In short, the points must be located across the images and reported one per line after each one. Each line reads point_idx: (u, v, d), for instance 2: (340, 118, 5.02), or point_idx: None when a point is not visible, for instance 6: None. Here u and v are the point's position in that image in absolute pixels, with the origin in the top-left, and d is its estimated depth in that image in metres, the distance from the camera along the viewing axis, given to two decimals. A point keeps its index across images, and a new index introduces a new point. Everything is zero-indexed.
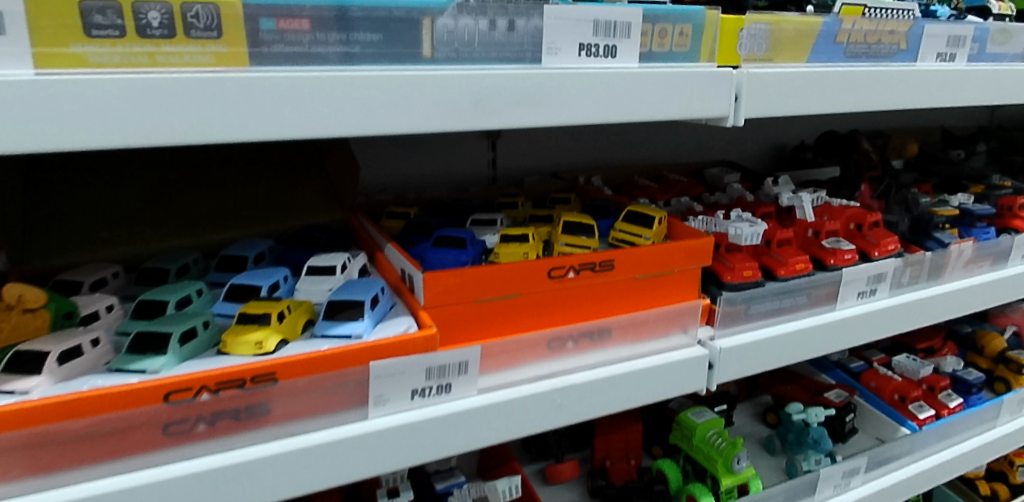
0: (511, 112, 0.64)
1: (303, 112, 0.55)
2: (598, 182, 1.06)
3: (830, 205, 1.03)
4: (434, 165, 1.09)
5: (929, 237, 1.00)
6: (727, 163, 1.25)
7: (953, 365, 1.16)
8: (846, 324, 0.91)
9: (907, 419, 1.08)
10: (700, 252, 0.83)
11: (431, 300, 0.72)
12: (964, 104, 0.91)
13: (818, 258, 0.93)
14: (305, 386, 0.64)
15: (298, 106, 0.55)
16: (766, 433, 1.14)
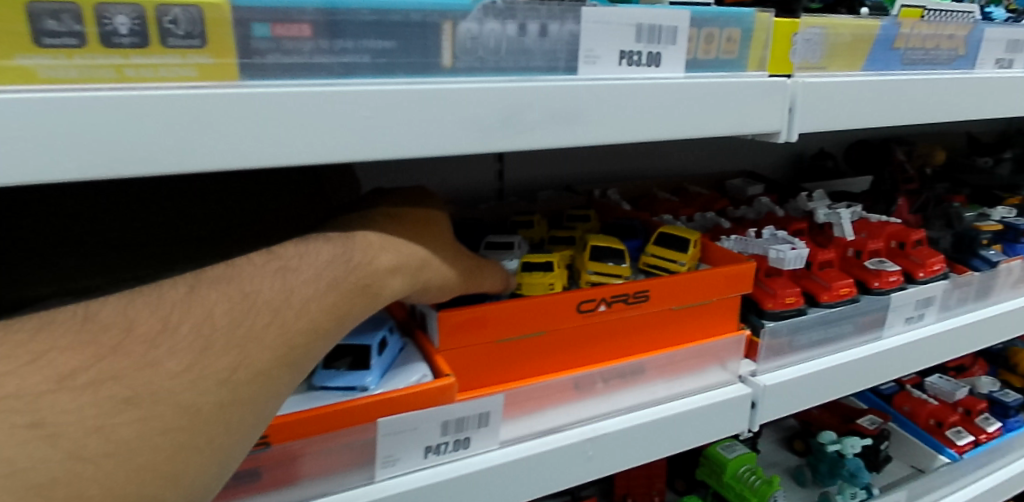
0: (544, 130, 0.55)
1: (305, 135, 0.46)
2: (615, 197, 0.97)
3: (868, 220, 0.95)
4: (438, 176, 0.99)
5: (973, 255, 0.93)
6: (748, 174, 1.16)
7: (989, 386, 1.10)
8: (893, 354, 0.84)
9: (945, 446, 0.99)
10: (741, 279, 0.75)
11: (449, 341, 0.63)
12: (1018, 113, 0.84)
13: (861, 281, 0.86)
14: (304, 448, 0.56)
15: (298, 127, 0.46)
16: (795, 463, 1.04)
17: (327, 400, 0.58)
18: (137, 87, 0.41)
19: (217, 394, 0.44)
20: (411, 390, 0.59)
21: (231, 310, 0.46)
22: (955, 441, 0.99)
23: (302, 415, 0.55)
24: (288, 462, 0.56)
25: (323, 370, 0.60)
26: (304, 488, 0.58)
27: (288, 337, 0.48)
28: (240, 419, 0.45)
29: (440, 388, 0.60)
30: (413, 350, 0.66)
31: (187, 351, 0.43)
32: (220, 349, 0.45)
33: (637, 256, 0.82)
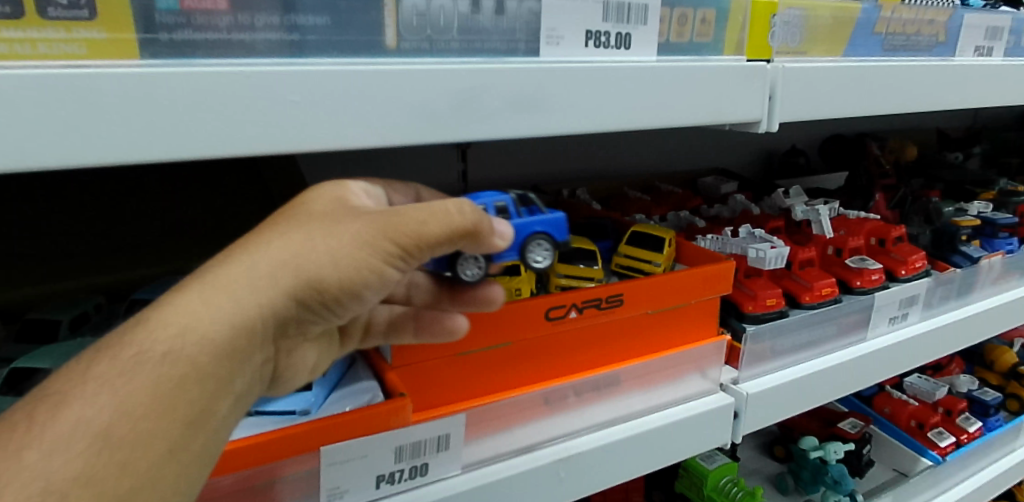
0: (502, 119, 0.49)
1: (223, 124, 0.39)
2: (585, 196, 0.91)
3: (846, 217, 0.90)
4: (393, 177, 0.92)
5: (954, 251, 0.90)
6: (720, 171, 1.11)
7: (967, 384, 1.06)
8: (879, 356, 0.80)
9: (928, 448, 0.94)
10: (720, 279, 0.70)
11: (405, 356, 0.57)
12: (999, 103, 0.81)
13: (841, 280, 0.81)
14: (235, 485, 0.49)
15: (214, 114, 0.38)
16: (776, 470, 0.99)
17: (259, 428, 0.50)
18: (8, 67, 0.33)
19: (87, 424, 0.32)
20: (360, 413, 0.52)
21: (123, 331, 0.35)
22: (936, 442, 0.94)
23: (231, 447, 0.47)
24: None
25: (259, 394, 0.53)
26: None
27: (185, 337, 0.34)
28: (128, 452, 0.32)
29: (393, 409, 0.53)
30: (363, 368, 0.59)
31: (66, 386, 0.33)
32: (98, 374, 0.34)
33: (608, 257, 0.76)
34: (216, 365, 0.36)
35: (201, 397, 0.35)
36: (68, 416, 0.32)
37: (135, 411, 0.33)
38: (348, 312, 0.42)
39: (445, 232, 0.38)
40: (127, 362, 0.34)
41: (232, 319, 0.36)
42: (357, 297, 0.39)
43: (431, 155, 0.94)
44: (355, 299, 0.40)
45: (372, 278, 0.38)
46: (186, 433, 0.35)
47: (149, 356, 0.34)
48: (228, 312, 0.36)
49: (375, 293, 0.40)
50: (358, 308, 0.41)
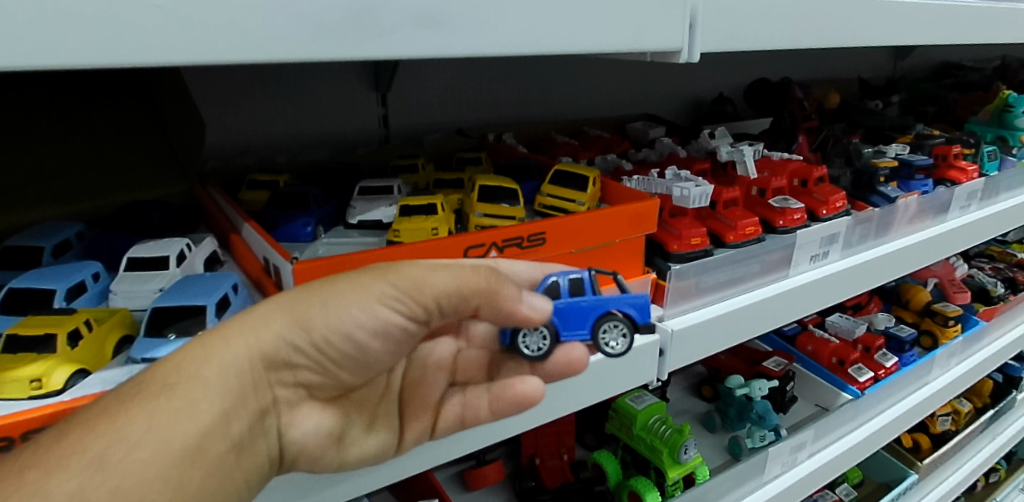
0: (405, 35, 0.42)
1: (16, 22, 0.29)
2: (511, 139, 0.89)
3: (770, 159, 0.91)
4: (309, 120, 0.88)
5: (873, 191, 0.92)
6: (649, 116, 1.11)
7: (885, 321, 1.09)
8: (801, 292, 0.80)
9: (848, 383, 0.98)
10: (644, 218, 0.68)
11: None
12: (926, 43, 0.80)
13: (765, 220, 0.82)
14: None
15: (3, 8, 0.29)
16: (704, 409, 1.01)
17: None
18: None
19: (148, 434, 0.33)
20: None
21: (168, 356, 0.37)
22: (856, 377, 0.98)
23: None
24: None
25: (146, 339, 0.48)
26: None
27: (236, 362, 0.37)
28: (188, 458, 0.34)
29: None
30: None
31: (113, 402, 0.34)
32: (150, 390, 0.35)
33: (532, 198, 0.75)
34: (235, 384, 0.37)
35: (221, 409, 0.36)
36: (113, 416, 0.33)
37: (165, 417, 0.34)
38: (361, 358, 0.43)
39: (450, 280, 0.42)
40: (165, 375, 0.35)
41: (253, 346, 0.38)
42: (361, 335, 0.41)
43: (350, 98, 0.90)
44: (363, 339, 0.41)
45: (371, 314, 0.40)
46: (202, 443, 0.35)
47: (180, 369, 0.35)
48: (251, 341, 0.38)
49: (379, 328, 0.41)
50: (369, 354, 0.43)
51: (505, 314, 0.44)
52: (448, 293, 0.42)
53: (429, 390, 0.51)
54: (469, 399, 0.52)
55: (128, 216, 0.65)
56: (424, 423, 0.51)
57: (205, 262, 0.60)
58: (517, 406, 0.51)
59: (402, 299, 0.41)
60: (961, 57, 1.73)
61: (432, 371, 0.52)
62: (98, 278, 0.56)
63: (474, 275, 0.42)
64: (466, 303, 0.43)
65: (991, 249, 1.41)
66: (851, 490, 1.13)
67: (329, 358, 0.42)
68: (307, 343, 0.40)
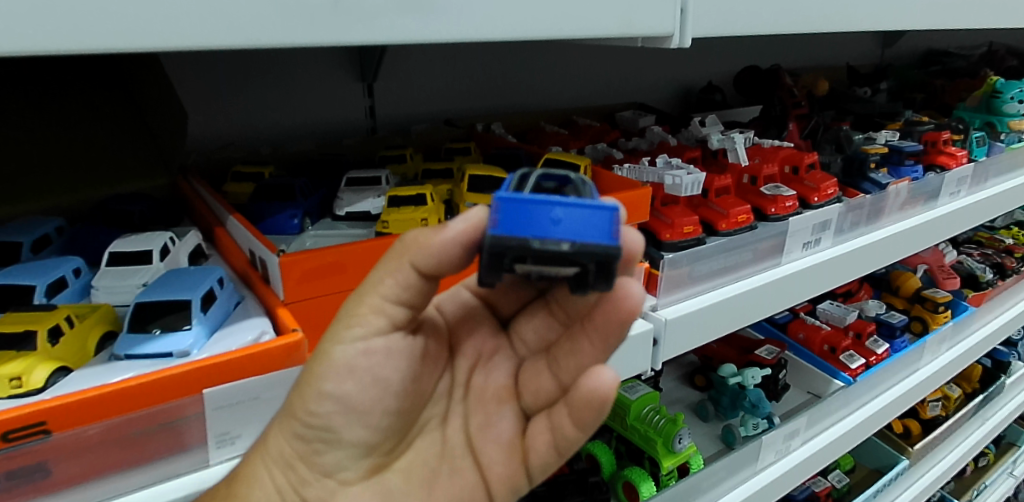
0: (389, 20, 0.40)
1: None
2: (500, 129, 0.88)
3: (761, 146, 0.91)
4: (295, 112, 0.86)
5: (864, 178, 0.92)
6: (639, 105, 1.11)
7: (875, 309, 1.10)
8: (793, 279, 0.79)
9: (840, 371, 0.97)
10: (637, 206, 0.68)
11: (299, 289, 0.51)
12: (916, 28, 0.79)
13: (757, 208, 0.81)
14: (103, 436, 0.42)
15: None
16: (696, 398, 1.01)
17: (130, 371, 0.45)
18: None
19: None
20: (249, 352, 0.46)
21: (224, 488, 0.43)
22: (847, 364, 0.98)
23: (94, 394, 0.41)
24: (81, 455, 0.42)
25: (130, 335, 0.47)
26: (107, 485, 0.44)
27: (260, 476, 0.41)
28: None
29: (287, 349, 0.48)
30: (253, 303, 0.54)
31: None
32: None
33: None
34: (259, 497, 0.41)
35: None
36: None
37: None
38: (363, 420, 0.39)
39: (385, 271, 0.35)
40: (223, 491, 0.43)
41: (264, 457, 0.41)
42: (330, 390, 0.38)
43: (336, 89, 0.88)
44: (339, 395, 0.38)
45: (338, 367, 0.37)
46: None
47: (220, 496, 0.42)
48: (265, 453, 0.41)
49: (343, 374, 0.37)
50: (367, 407, 0.38)
51: (439, 256, 0.33)
52: (390, 278, 0.35)
53: (501, 428, 0.43)
54: (555, 421, 0.40)
55: (109, 210, 0.64)
56: (510, 465, 0.43)
57: (190, 255, 0.59)
58: (594, 406, 0.37)
59: (350, 332, 0.37)
60: (946, 44, 1.74)
61: (494, 406, 0.43)
62: (79, 273, 0.55)
63: (397, 247, 0.35)
64: (413, 276, 0.35)
65: (979, 235, 1.42)
66: (843, 476, 1.14)
67: (327, 433, 0.39)
68: (302, 430, 0.39)
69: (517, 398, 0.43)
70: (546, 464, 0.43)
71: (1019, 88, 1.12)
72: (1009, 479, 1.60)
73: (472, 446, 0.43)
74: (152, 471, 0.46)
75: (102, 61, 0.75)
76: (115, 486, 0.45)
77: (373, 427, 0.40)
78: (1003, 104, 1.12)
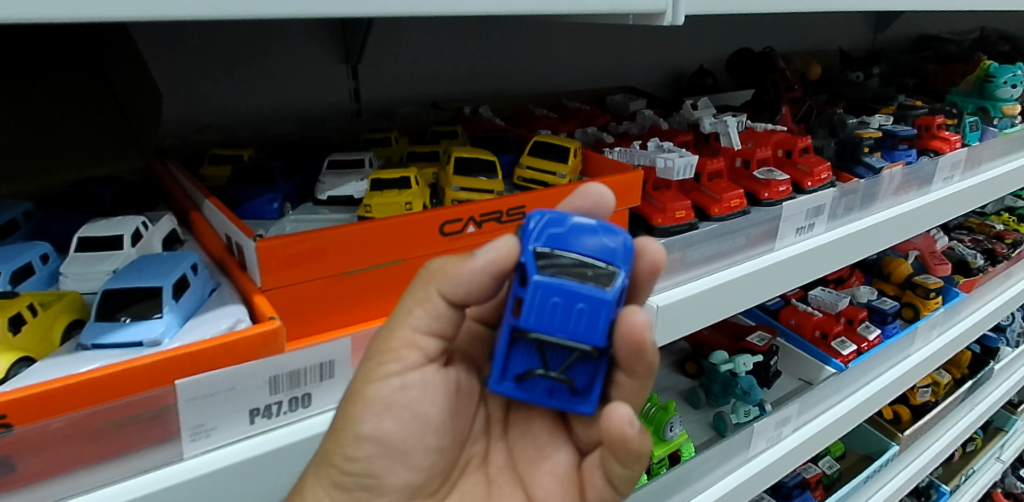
0: None
1: None
2: (488, 112, 0.86)
3: (754, 130, 0.89)
4: (275, 95, 0.84)
5: (857, 162, 0.91)
6: (629, 89, 1.09)
7: (867, 295, 1.09)
8: (786, 265, 0.78)
9: (832, 357, 0.97)
10: (628, 190, 0.66)
11: (278, 276, 0.49)
12: (914, 8, 0.78)
13: (750, 193, 0.80)
14: (68, 430, 0.40)
15: None
16: (687, 386, 1.00)
17: (97, 362, 0.43)
18: None
19: None
20: (224, 341, 0.44)
21: None
22: (839, 351, 0.97)
23: (58, 386, 0.38)
24: (45, 450, 0.40)
25: (98, 323, 0.45)
26: (74, 480, 0.42)
27: None
28: None
29: (264, 338, 0.46)
30: (229, 291, 0.52)
31: None
32: None
33: (511, 172, 0.73)
34: None
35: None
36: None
37: None
38: (399, 459, 0.42)
39: (414, 303, 0.39)
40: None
41: None
42: (367, 430, 0.40)
43: (318, 70, 0.86)
44: (375, 434, 0.40)
45: (370, 404, 0.40)
46: None
47: None
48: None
49: (380, 410, 0.40)
50: (401, 445, 0.41)
51: (465, 286, 0.37)
52: (419, 308, 0.39)
53: (556, 463, 0.46)
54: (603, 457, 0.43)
55: (78, 193, 0.61)
56: (567, 500, 0.46)
57: (164, 241, 0.56)
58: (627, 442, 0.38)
59: (386, 368, 0.40)
60: (938, 29, 1.73)
61: (548, 442, 0.46)
62: (47, 259, 0.53)
63: (423, 280, 0.39)
64: (442, 305, 0.39)
65: (970, 221, 1.42)
66: (833, 462, 1.14)
67: (367, 478, 0.41)
68: (342, 478, 0.41)
69: (569, 433, 0.46)
70: (602, 499, 0.45)
71: (1012, 72, 1.10)
72: (996, 464, 1.61)
73: (522, 482, 0.47)
74: (122, 466, 0.44)
75: (72, 38, 0.72)
76: (82, 482, 0.42)
77: (415, 466, 0.42)
78: (996, 89, 1.11)
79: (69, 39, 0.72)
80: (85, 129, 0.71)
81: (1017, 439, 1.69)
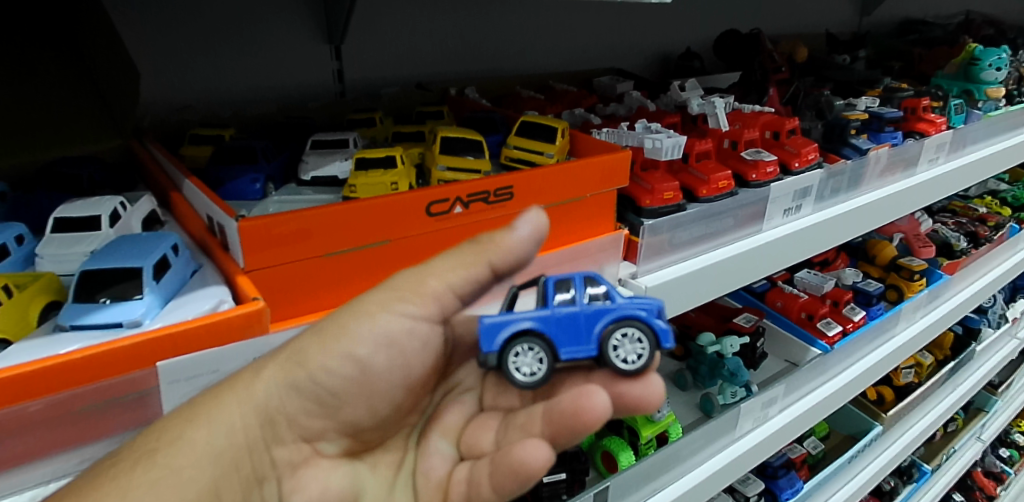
0: None
1: None
2: (474, 93, 0.85)
3: (742, 112, 0.89)
4: (258, 76, 0.82)
5: (844, 144, 0.91)
6: (617, 71, 1.08)
7: (853, 277, 1.08)
8: (773, 246, 0.78)
9: (817, 338, 0.98)
10: (616, 170, 0.65)
11: (261, 257, 0.48)
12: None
13: (737, 174, 0.79)
14: (47, 413, 0.39)
15: None
16: (675, 368, 1.00)
17: (76, 344, 0.42)
18: None
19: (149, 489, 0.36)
20: (206, 322, 0.43)
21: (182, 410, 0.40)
22: (825, 332, 0.98)
23: (34, 368, 0.37)
24: (23, 433, 0.39)
25: (77, 305, 0.44)
26: (54, 463, 0.41)
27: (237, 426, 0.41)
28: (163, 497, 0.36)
29: (247, 319, 0.45)
30: (211, 271, 0.51)
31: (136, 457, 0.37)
32: (129, 462, 0.37)
33: (499, 152, 0.72)
34: (226, 441, 0.41)
35: (207, 470, 0.39)
36: (119, 473, 0.36)
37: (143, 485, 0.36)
38: (365, 399, 0.45)
39: (458, 267, 0.42)
40: (146, 443, 0.38)
41: (243, 398, 0.42)
42: (359, 352, 0.42)
43: (302, 50, 0.84)
44: (364, 358, 0.43)
45: (371, 334, 0.42)
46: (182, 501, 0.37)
47: (162, 434, 0.39)
48: (242, 392, 0.42)
49: (381, 344, 0.43)
50: (374, 385, 0.45)
51: (517, 252, 0.42)
52: (460, 273, 0.42)
53: (440, 459, 0.50)
54: (475, 475, 0.47)
55: (53, 173, 0.60)
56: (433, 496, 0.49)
57: (143, 222, 0.55)
58: (520, 477, 0.43)
59: (403, 305, 0.43)
60: (923, 13, 1.74)
61: (446, 432, 0.51)
62: (22, 241, 0.51)
63: (476, 248, 0.42)
64: (481, 274, 0.42)
65: (953, 204, 1.43)
66: (818, 443, 1.16)
67: (330, 397, 0.44)
68: (300, 386, 0.43)
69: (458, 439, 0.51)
70: None
71: (996, 56, 1.11)
72: (975, 444, 1.64)
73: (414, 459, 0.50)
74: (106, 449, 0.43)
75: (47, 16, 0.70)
76: (65, 465, 0.42)
77: (374, 410, 0.46)
78: (981, 72, 1.12)
79: (43, 16, 0.70)
80: (61, 108, 0.70)
81: (996, 419, 1.73)
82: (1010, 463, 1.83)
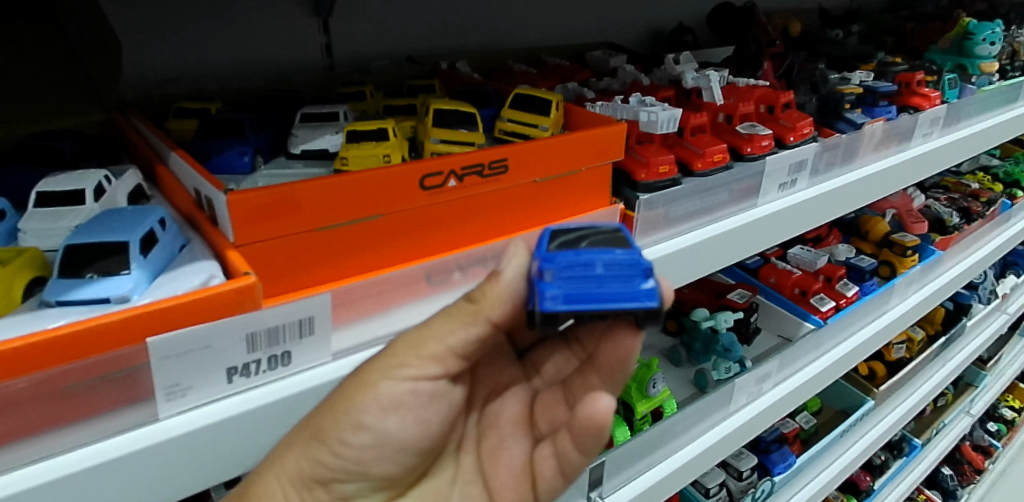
0: None
1: None
2: (465, 67, 0.83)
3: (736, 86, 0.88)
4: (242, 49, 0.80)
5: (839, 118, 0.91)
6: (609, 45, 1.07)
7: (845, 253, 1.10)
8: (769, 220, 0.78)
9: (810, 313, 0.98)
10: (612, 143, 0.64)
11: (250, 231, 0.47)
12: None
13: (732, 148, 0.79)
14: (34, 391, 0.38)
15: None
16: (668, 344, 1.00)
17: (63, 319, 0.41)
18: None
19: None
20: (196, 297, 0.42)
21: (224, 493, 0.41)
22: (818, 307, 0.98)
23: (21, 344, 0.36)
24: (12, 411, 0.38)
25: (61, 280, 0.43)
26: (41, 443, 0.40)
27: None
28: None
29: (239, 294, 0.44)
30: (200, 246, 0.50)
31: None
32: None
33: (492, 125, 0.71)
34: None
35: None
36: None
37: None
38: (391, 453, 0.43)
39: (456, 325, 0.39)
40: None
41: (277, 473, 0.41)
42: (369, 420, 0.41)
43: (287, 23, 0.82)
44: (378, 424, 0.41)
45: (376, 397, 0.40)
46: None
47: None
48: (276, 469, 0.41)
49: (387, 407, 0.41)
50: (393, 436, 0.42)
51: (510, 302, 0.37)
52: (459, 331, 0.39)
53: (512, 456, 0.46)
54: (559, 448, 0.43)
55: (35, 148, 0.58)
56: (520, 493, 0.46)
57: (129, 196, 0.54)
58: (596, 429, 0.38)
59: (406, 370, 0.40)
60: None
61: (508, 431, 0.47)
62: (4, 215, 0.50)
63: (469, 306, 0.38)
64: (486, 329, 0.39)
65: (946, 180, 1.44)
66: (810, 418, 1.17)
67: (357, 464, 0.42)
68: (329, 459, 0.41)
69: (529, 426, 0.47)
70: (551, 488, 0.45)
71: (990, 30, 1.11)
72: (964, 418, 1.66)
73: (481, 472, 0.47)
74: (94, 427, 0.42)
75: None
76: (54, 444, 0.41)
77: (400, 462, 0.44)
78: (975, 46, 1.12)
79: None
80: (41, 83, 0.68)
81: (985, 393, 1.75)
82: (998, 437, 1.86)
